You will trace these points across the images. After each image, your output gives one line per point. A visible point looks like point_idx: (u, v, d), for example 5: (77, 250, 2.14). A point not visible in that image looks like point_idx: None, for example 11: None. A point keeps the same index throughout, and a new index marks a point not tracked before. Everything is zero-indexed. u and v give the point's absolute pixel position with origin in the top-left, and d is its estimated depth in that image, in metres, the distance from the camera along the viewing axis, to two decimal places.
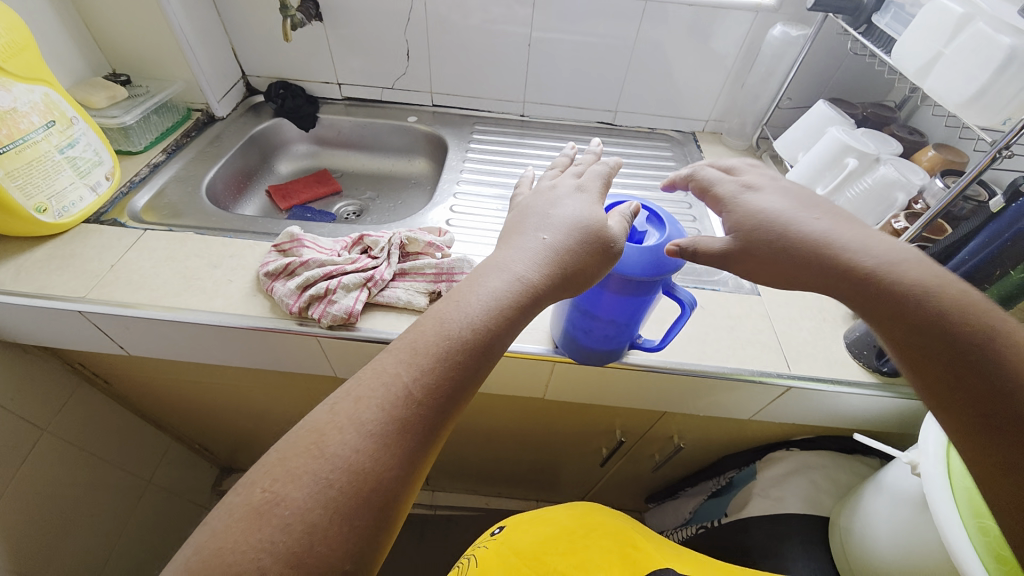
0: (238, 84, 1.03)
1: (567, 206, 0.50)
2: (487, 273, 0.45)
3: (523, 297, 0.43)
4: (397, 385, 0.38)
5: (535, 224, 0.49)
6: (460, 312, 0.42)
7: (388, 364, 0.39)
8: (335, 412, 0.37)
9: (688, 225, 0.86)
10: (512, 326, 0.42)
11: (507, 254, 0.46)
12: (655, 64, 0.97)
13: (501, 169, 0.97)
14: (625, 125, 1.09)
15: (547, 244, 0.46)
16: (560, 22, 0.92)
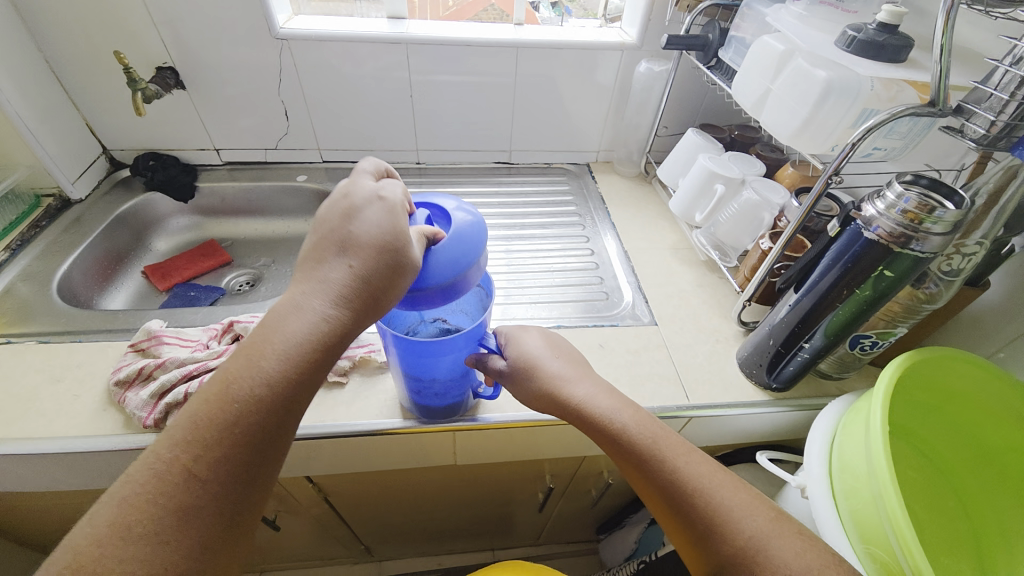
0: (98, 161, 0.95)
1: (369, 220, 0.42)
2: (273, 326, 0.38)
3: (317, 350, 0.38)
4: (165, 497, 0.32)
5: (336, 247, 0.41)
6: (242, 389, 0.36)
7: (148, 476, 0.32)
8: (70, 560, 0.29)
9: (586, 260, 0.87)
10: (317, 374, 0.39)
11: (319, 280, 0.40)
12: (541, 101, 0.99)
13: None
14: (522, 162, 1.10)
15: (346, 278, 0.40)
16: (437, 67, 0.92)
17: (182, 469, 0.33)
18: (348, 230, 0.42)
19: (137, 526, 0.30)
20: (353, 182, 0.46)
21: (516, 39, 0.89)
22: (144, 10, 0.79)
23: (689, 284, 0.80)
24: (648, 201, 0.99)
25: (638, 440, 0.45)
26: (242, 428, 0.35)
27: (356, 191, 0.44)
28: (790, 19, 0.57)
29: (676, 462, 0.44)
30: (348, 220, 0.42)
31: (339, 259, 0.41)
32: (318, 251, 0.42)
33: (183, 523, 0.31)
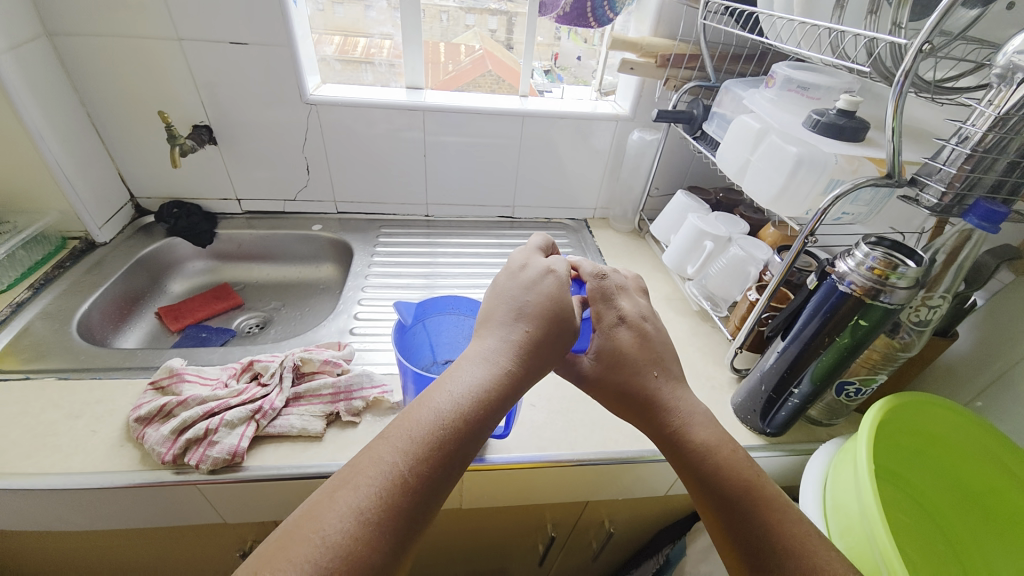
0: (125, 207, 1.00)
1: (547, 287, 0.51)
2: (465, 366, 0.44)
3: (501, 395, 0.43)
4: (375, 491, 0.35)
5: (513, 309, 0.49)
6: (440, 408, 0.40)
7: (363, 471, 0.36)
8: (315, 513, 0.33)
9: None
10: (495, 412, 0.43)
11: (498, 331, 0.48)
12: (543, 162, 1.08)
13: (406, 269, 1.00)
14: (524, 217, 1.18)
15: (526, 337, 0.47)
16: (448, 131, 1.01)
17: (405, 463, 0.37)
18: (526, 296, 0.50)
19: (350, 513, 0.34)
20: (528, 254, 0.56)
21: (521, 109, 1.00)
22: (189, 76, 0.88)
23: (684, 332, 0.85)
24: (642, 256, 1.06)
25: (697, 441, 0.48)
26: (442, 445, 0.39)
27: (535, 263, 0.54)
28: (763, 102, 0.66)
29: (725, 467, 0.46)
30: (528, 287, 0.51)
31: (518, 322, 0.48)
32: (493, 309, 0.50)
33: (384, 520, 0.34)
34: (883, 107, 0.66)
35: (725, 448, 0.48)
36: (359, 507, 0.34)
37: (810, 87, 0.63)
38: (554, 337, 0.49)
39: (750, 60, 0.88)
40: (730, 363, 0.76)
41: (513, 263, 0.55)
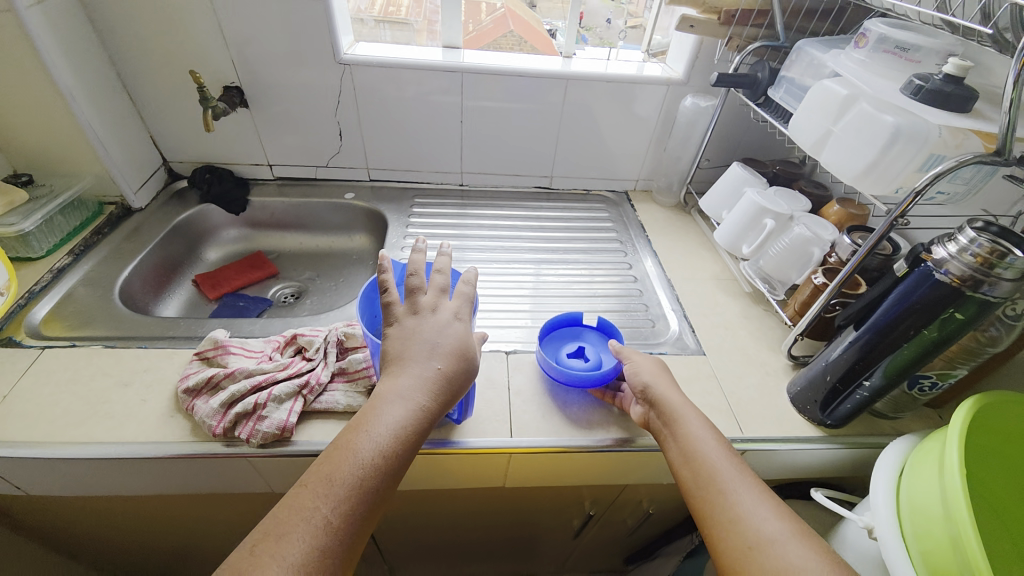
0: (158, 172, 0.98)
1: (451, 330, 0.52)
2: (382, 406, 0.47)
3: (424, 426, 0.47)
4: (305, 541, 0.39)
5: (427, 349, 0.50)
6: (361, 453, 0.43)
7: (290, 526, 0.39)
8: (240, 571, 0.37)
9: (631, 287, 0.88)
10: (414, 448, 0.46)
11: (420, 362, 0.49)
12: (585, 129, 1.02)
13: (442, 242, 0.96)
14: (561, 188, 1.12)
15: (442, 373, 0.49)
16: (486, 96, 0.96)
17: (331, 509, 0.41)
18: (439, 338, 0.51)
19: (283, 568, 0.37)
20: (434, 295, 0.55)
21: (565, 72, 0.93)
22: (219, 33, 0.83)
23: (734, 314, 0.81)
24: (688, 232, 1.00)
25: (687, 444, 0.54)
26: (365, 487, 0.42)
27: (445, 307, 0.54)
28: (850, 66, 0.59)
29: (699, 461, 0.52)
30: (438, 330, 0.52)
31: (432, 359, 0.50)
32: (403, 349, 0.50)
33: (316, 565, 0.38)
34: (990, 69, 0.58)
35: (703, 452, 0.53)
36: (291, 560, 0.37)
37: (910, 48, 0.56)
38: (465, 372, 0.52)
39: (826, 16, 0.80)
40: (787, 349, 0.73)
41: (415, 304, 0.53)
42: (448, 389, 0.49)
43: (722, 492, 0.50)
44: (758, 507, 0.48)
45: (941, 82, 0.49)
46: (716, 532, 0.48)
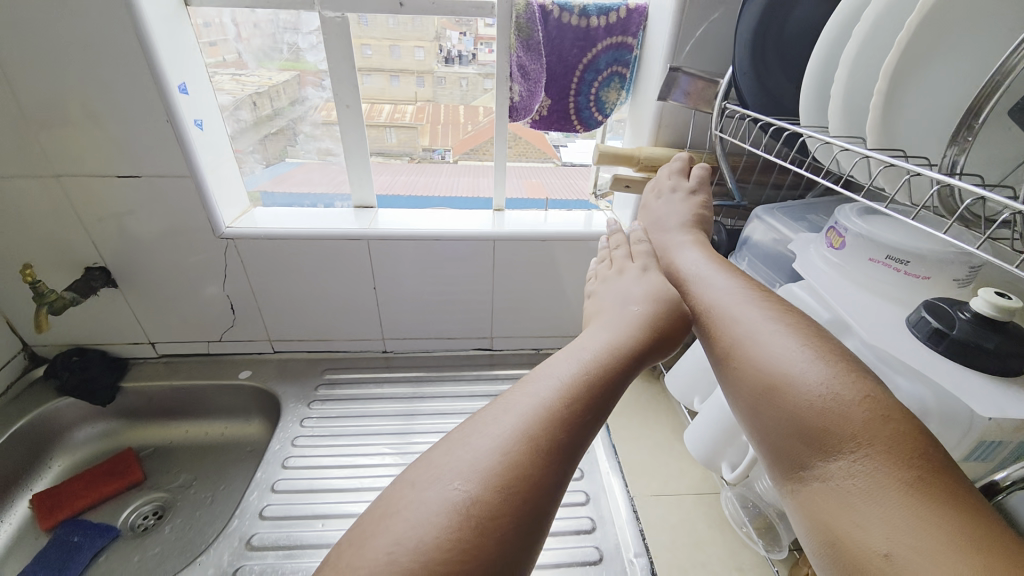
0: (12, 359, 0.81)
1: (654, 281, 0.53)
2: (588, 333, 0.48)
3: (617, 363, 0.44)
4: (504, 433, 0.38)
5: (619, 301, 0.52)
6: (562, 365, 0.43)
7: (497, 415, 0.40)
8: (434, 463, 0.37)
9: (580, 513, 0.65)
10: (620, 379, 0.43)
11: (614, 307, 0.51)
12: (522, 288, 0.86)
13: (344, 442, 0.76)
14: (503, 349, 0.95)
15: (645, 312, 0.49)
16: (400, 264, 0.82)
17: (548, 414, 0.39)
18: (637, 288, 0.52)
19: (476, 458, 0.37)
20: (622, 259, 0.58)
21: (490, 232, 0.80)
22: (76, 213, 0.71)
23: (721, 564, 0.58)
24: (657, 411, 0.80)
25: (705, 301, 0.49)
26: (579, 398, 0.40)
27: (648, 266, 0.55)
28: (826, 272, 0.43)
29: (725, 310, 0.46)
30: (634, 284, 0.53)
31: (629, 304, 0.50)
32: (599, 312, 0.53)
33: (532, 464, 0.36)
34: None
35: (699, 275, 0.51)
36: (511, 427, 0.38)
37: (907, 258, 0.38)
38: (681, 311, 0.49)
39: (787, 168, 0.66)
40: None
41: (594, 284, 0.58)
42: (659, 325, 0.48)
43: (750, 333, 0.43)
44: (795, 354, 0.40)
45: (974, 329, 0.32)
46: (734, 351, 0.44)
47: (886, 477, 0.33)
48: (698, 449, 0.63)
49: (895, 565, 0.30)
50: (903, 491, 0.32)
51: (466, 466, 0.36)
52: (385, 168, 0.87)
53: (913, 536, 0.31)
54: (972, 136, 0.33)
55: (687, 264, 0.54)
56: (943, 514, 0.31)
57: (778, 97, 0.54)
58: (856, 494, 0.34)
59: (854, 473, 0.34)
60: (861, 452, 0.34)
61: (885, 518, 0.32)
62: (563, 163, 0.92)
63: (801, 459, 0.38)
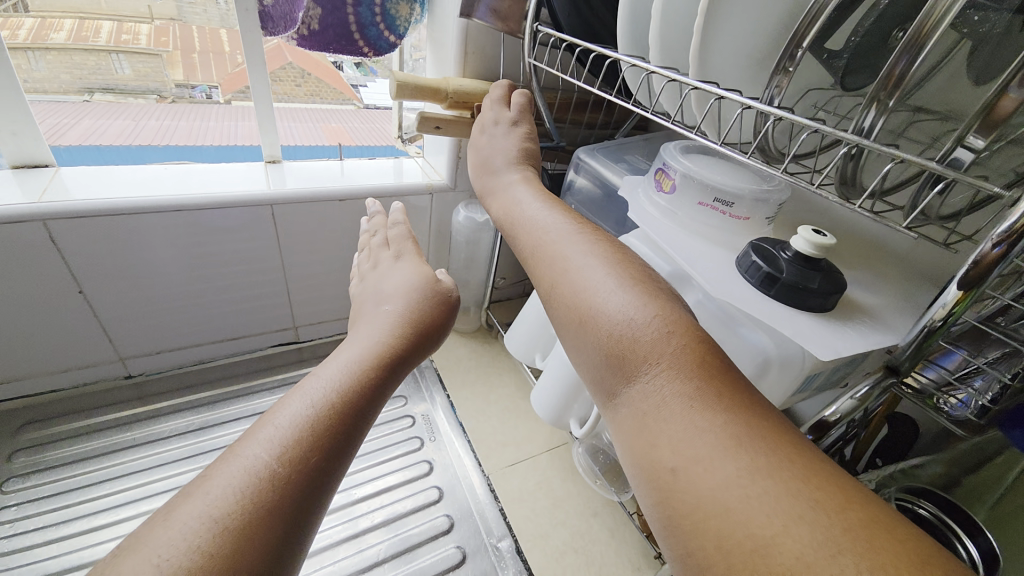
0: None
1: (402, 275, 0.47)
2: (344, 347, 0.39)
3: (378, 366, 0.36)
4: (225, 487, 0.27)
5: (374, 302, 0.45)
6: (303, 397, 0.32)
7: (214, 471, 0.28)
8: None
9: (436, 513, 0.56)
10: (374, 398, 0.35)
11: (370, 311, 0.44)
12: (325, 262, 0.69)
13: (66, 533, 0.51)
14: (314, 338, 0.77)
15: (399, 310, 0.42)
16: (123, 253, 0.55)
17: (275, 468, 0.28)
18: (387, 286, 0.46)
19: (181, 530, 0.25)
20: (376, 250, 0.52)
21: (264, 193, 0.59)
22: None
23: (580, 516, 0.57)
24: (500, 374, 0.76)
25: (519, 242, 0.39)
26: (315, 436, 0.30)
27: (403, 252, 0.51)
28: (659, 218, 0.40)
29: (536, 245, 0.37)
30: (386, 281, 0.47)
31: (384, 304, 0.43)
32: (361, 311, 0.45)
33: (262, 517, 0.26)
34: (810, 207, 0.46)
35: (522, 212, 0.41)
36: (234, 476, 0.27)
37: (732, 200, 0.37)
38: (441, 298, 0.45)
39: (598, 105, 0.63)
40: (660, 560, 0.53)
41: (364, 271, 0.51)
42: (416, 321, 0.41)
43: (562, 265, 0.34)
44: (598, 279, 0.32)
45: (800, 269, 0.31)
46: (548, 289, 0.34)
47: (680, 383, 0.26)
48: (545, 411, 0.60)
49: (684, 479, 0.23)
50: (694, 398, 0.25)
51: (155, 548, 0.24)
52: (126, 112, 0.65)
53: (700, 443, 0.24)
54: (791, 67, 0.31)
55: (511, 200, 0.43)
56: (732, 418, 0.24)
57: (590, 20, 0.48)
58: (649, 408, 0.26)
59: (647, 385, 0.27)
60: (655, 362, 0.27)
61: (674, 426, 0.25)
62: (365, 105, 0.77)
63: (601, 377, 0.30)
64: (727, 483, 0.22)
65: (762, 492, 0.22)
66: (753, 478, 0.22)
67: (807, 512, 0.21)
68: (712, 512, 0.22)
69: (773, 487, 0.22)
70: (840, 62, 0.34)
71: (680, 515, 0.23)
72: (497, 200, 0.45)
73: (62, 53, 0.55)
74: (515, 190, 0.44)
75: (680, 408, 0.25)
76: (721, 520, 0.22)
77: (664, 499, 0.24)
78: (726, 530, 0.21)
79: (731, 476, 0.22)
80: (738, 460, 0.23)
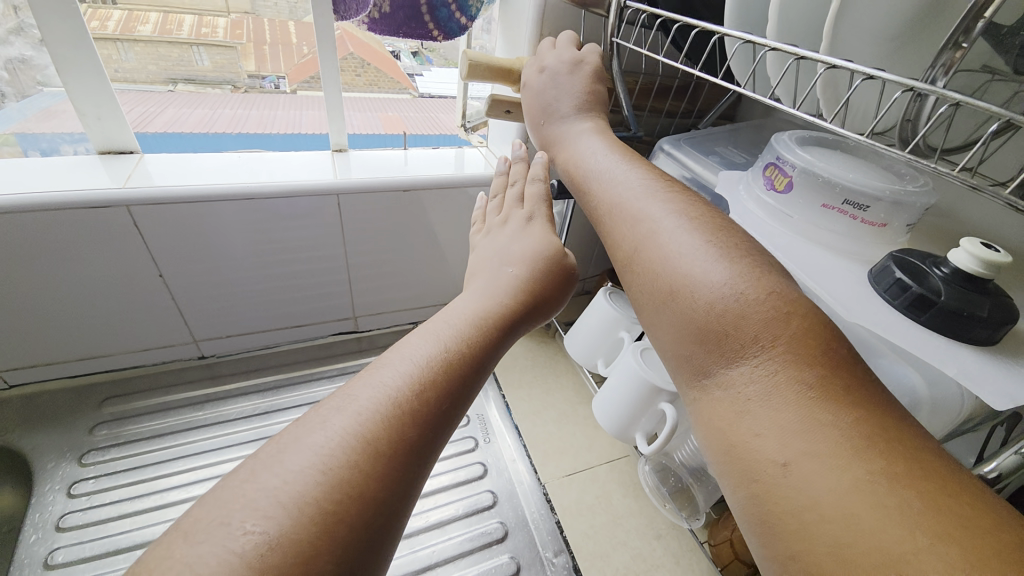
0: None
1: (527, 240, 0.40)
2: (458, 302, 0.34)
3: (494, 329, 0.31)
4: (350, 419, 0.23)
5: (495, 260, 0.39)
6: (410, 351, 0.28)
7: (336, 403, 0.25)
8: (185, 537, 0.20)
9: (488, 520, 0.54)
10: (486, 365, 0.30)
11: (490, 269, 0.38)
12: (386, 254, 0.68)
13: (139, 508, 0.53)
14: (372, 328, 0.77)
15: (518, 276, 0.36)
16: (199, 240, 0.56)
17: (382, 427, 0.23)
18: (512, 245, 0.39)
19: (311, 455, 0.22)
20: (507, 206, 0.44)
21: (332, 183, 0.58)
22: None
23: (642, 537, 0.54)
24: (557, 376, 0.72)
25: (593, 202, 0.35)
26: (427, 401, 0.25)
27: (537, 213, 0.43)
28: (766, 222, 0.34)
29: (607, 205, 0.33)
30: (514, 241, 0.40)
31: (505, 265, 0.38)
32: (482, 264, 0.40)
33: (382, 470, 0.22)
34: (947, 212, 0.39)
35: (587, 163, 0.38)
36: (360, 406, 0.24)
37: (863, 202, 0.31)
38: (565, 271, 0.39)
39: (682, 91, 0.57)
40: None
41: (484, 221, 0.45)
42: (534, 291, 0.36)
43: (638, 226, 0.29)
44: (684, 241, 0.27)
45: (961, 292, 0.26)
46: (624, 251, 0.30)
47: (784, 368, 0.21)
48: (609, 424, 0.57)
49: (790, 481, 0.19)
50: (805, 387, 0.20)
51: (284, 472, 0.21)
52: (203, 103, 0.65)
53: (813, 440, 0.19)
54: (964, 42, 0.24)
55: (578, 150, 0.40)
56: (851, 412, 0.20)
57: None
58: (743, 395, 0.22)
59: (743, 366, 0.22)
60: (754, 341, 0.22)
61: (776, 415, 0.21)
62: (421, 96, 0.76)
63: (678, 351, 0.25)
64: (849, 488, 0.18)
65: (897, 505, 0.17)
66: (885, 488, 0.18)
67: (958, 532, 0.16)
68: (826, 522, 0.18)
69: (912, 499, 0.17)
70: (1015, 42, 0.27)
71: (777, 516, 0.19)
72: (564, 153, 0.42)
73: (149, 46, 0.57)
74: (581, 143, 0.41)
75: (785, 396, 0.21)
76: (838, 533, 0.18)
77: (765, 494, 0.20)
78: (848, 540, 0.17)
79: (855, 482, 0.18)
80: (863, 465, 0.18)
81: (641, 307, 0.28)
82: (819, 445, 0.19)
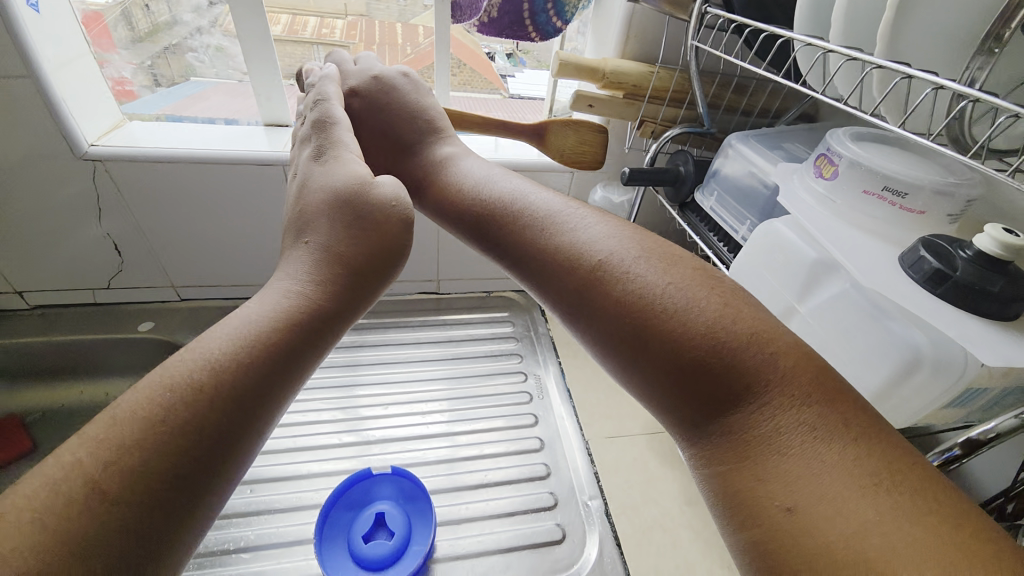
0: None
1: (321, 179, 0.37)
2: (271, 279, 0.32)
3: (306, 297, 0.30)
4: (151, 394, 0.24)
5: (293, 232, 0.36)
6: (223, 327, 0.28)
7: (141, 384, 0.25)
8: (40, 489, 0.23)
9: (534, 460, 0.62)
10: (301, 329, 0.29)
11: (289, 241, 0.35)
12: None
13: None
14: (450, 293, 0.86)
15: (326, 241, 0.34)
16: None
17: (184, 399, 0.24)
18: (301, 201, 0.37)
19: (108, 428, 0.23)
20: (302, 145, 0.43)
21: None
22: None
23: (673, 500, 0.58)
24: None
25: (510, 225, 0.36)
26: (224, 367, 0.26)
27: (329, 148, 0.40)
28: (810, 202, 0.39)
29: (534, 235, 0.34)
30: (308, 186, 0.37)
31: (303, 231, 0.35)
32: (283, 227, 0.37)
33: (172, 438, 0.23)
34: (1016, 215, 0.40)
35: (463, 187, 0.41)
36: (163, 377, 0.25)
37: (904, 191, 0.34)
38: (385, 215, 0.34)
39: (760, 91, 0.60)
40: None
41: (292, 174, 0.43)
42: (350, 249, 0.33)
43: (598, 258, 0.31)
44: (656, 281, 0.29)
45: (978, 271, 0.29)
46: (578, 280, 0.31)
47: (788, 410, 0.24)
48: None
49: (798, 524, 0.21)
50: (808, 427, 0.23)
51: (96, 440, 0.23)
52: None
53: (822, 484, 0.22)
54: (998, 47, 0.28)
55: (453, 177, 0.43)
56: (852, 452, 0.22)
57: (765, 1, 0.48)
58: (748, 436, 0.24)
59: (748, 408, 0.25)
60: (757, 385, 0.25)
61: (784, 460, 0.23)
62: (510, 95, 0.85)
63: (668, 392, 0.27)
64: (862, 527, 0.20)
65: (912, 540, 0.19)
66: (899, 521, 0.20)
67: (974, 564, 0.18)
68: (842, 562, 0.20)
69: (919, 531, 0.19)
70: None
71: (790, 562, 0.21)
72: (445, 173, 0.44)
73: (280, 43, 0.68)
74: (462, 172, 0.43)
75: (791, 439, 0.23)
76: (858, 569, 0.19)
77: (773, 539, 0.22)
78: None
79: (867, 519, 0.20)
80: (873, 499, 0.20)
81: (609, 343, 0.29)
82: (827, 488, 0.21)
